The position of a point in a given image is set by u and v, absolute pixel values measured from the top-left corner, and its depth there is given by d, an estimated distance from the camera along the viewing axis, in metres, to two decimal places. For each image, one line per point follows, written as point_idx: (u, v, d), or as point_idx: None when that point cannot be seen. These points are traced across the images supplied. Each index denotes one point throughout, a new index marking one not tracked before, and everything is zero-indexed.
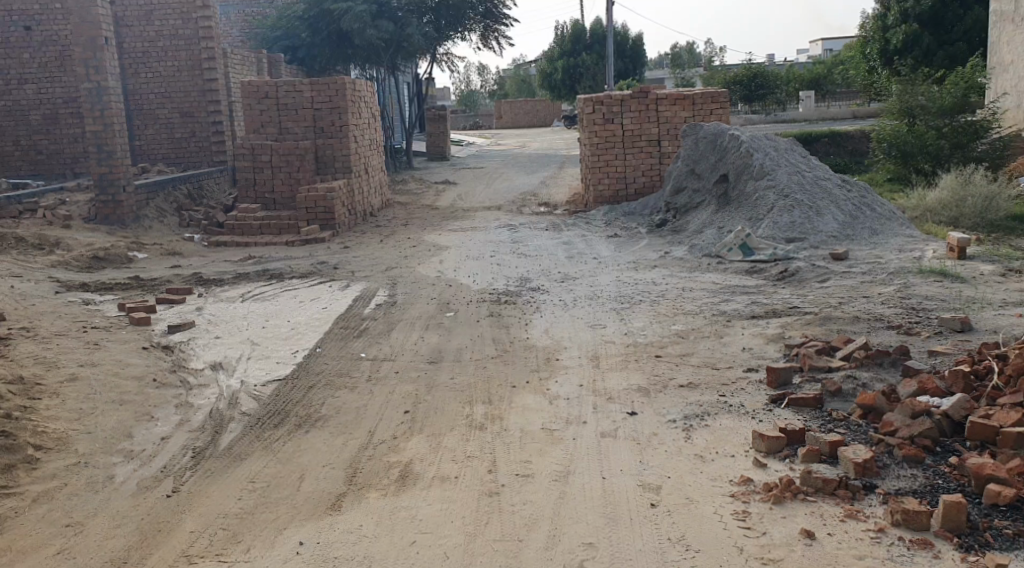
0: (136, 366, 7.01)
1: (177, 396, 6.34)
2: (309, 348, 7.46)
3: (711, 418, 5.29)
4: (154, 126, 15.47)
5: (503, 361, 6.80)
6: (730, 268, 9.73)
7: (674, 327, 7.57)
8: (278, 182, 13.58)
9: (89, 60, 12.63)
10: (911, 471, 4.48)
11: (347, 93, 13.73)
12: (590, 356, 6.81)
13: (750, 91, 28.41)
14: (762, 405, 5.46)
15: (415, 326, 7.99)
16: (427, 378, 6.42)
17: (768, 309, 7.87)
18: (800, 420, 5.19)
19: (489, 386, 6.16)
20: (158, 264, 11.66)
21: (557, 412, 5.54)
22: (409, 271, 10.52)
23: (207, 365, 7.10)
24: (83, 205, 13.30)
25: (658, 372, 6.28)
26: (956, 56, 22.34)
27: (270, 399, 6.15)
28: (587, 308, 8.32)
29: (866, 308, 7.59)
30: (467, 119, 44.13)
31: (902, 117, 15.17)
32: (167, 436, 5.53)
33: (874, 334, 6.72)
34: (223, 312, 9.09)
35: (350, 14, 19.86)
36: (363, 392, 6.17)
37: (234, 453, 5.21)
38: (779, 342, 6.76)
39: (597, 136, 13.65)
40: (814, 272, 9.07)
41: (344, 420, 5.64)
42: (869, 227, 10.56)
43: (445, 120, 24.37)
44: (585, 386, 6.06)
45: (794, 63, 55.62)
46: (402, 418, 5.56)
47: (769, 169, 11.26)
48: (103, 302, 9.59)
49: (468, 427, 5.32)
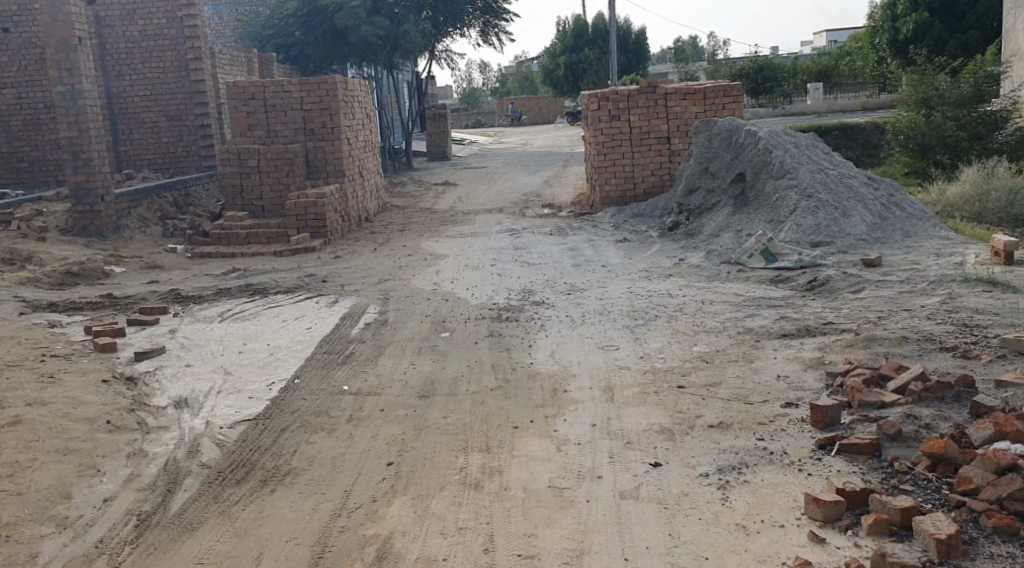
0: (91, 404, 6.20)
1: (130, 443, 5.51)
2: (287, 379, 6.63)
3: (751, 471, 4.49)
4: (141, 131, 14.66)
5: (504, 394, 5.97)
6: (752, 277, 8.87)
7: (696, 348, 6.73)
8: (267, 189, 12.76)
9: (61, 62, 11.82)
10: (1005, 548, 3.74)
11: (338, 93, 12.88)
12: (603, 387, 5.97)
13: (756, 84, 27.53)
14: (807, 452, 4.66)
15: (405, 351, 7.16)
16: (417, 417, 5.60)
17: (800, 325, 7.02)
18: (857, 474, 4.40)
19: (488, 428, 5.34)
20: (135, 279, 10.84)
21: (566, 462, 4.74)
22: (402, 283, 9.71)
23: (170, 403, 6.27)
24: (60, 215, 12.51)
25: (683, 409, 5.44)
26: (968, 44, 21.40)
27: (236, 446, 5.35)
28: (596, 327, 7.48)
29: (911, 324, 6.77)
30: (470, 118, 43.24)
31: (919, 108, 14.30)
32: (111, 496, 4.74)
33: (927, 358, 5.89)
34: (199, 334, 8.26)
35: (344, 11, 19.04)
36: (342, 438, 5.35)
37: (186, 520, 4.46)
38: (819, 369, 5.92)
39: (603, 134, 12.81)
40: (846, 280, 8.22)
41: (318, 473, 4.85)
42: (899, 228, 9.73)
43: (445, 118, 23.50)
44: (598, 427, 5.23)
45: (797, 54, 54.44)
46: (385, 472, 4.77)
47: (790, 168, 10.40)
48: (71, 324, 8.78)
49: (462, 485, 4.53)
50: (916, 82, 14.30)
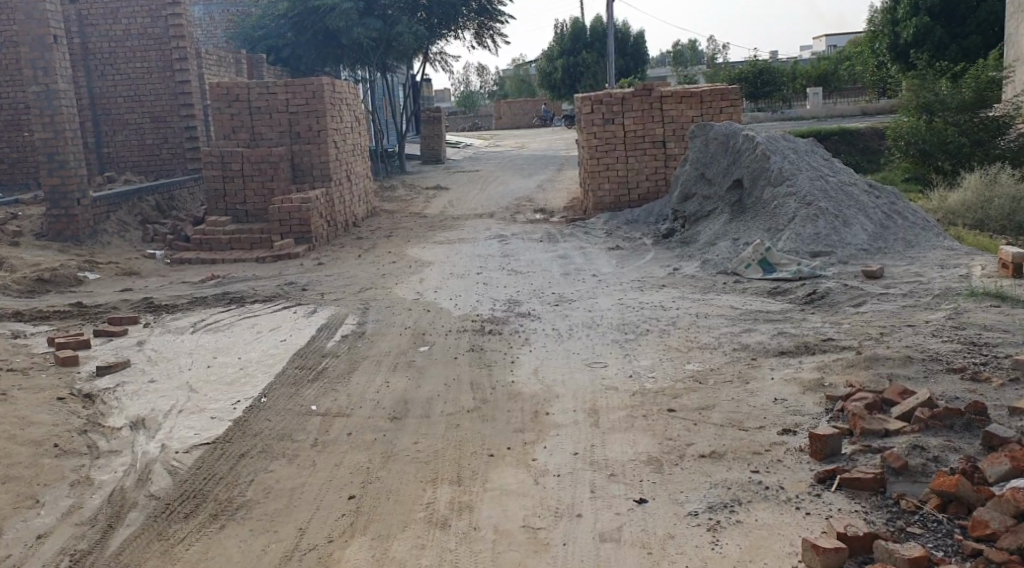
0: (41, 424, 5.80)
1: (76, 470, 5.10)
2: (253, 397, 6.23)
3: (744, 509, 4.14)
4: (124, 132, 14.23)
5: (482, 417, 5.57)
6: (749, 288, 8.48)
7: (689, 366, 6.34)
8: (250, 193, 12.36)
9: (37, 61, 11.41)
10: None
11: (325, 95, 12.48)
12: (588, 410, 5.58)
13: (755, 88, 27.16)
14: (806, 487, 4.27)
15: (380, 367, 6.75)
16: (386, 442, 5.21)
17: (799, 342, 6.63)
18: (860, 513, 4.03)
19: (461, 455, 4.96)
20: (109, 286, 10.44)
21: (543, 498, 4.39)
22: (385, 293, 9.30)
23: (127, 424, 5.87)
24: (36, 220, 12.10)
25: (672, 435, 5.05)
26: (969, 49, 21.05)
27: (189, 473, 4.97)
28: (584, 342, 7.10)
29: (916, 341, 6.38)
30: (467, 120, 42.82)
31: (919, 114, 13.94)
32: (46, 532, 4.38)
33: (934, 381, 5.50)
34: (168, 347, 7.85)
35: (335, 12, 18.56)
36: (304, 465, 4.97)
37: (124, 562, 4.13)
38: (819, 392, 5.53)
39: (596, 137, 12.43)
40: (848, 293, 7.84)
41: (272, 507, 4.49)
42: (902, 238, 9.35)
43: (439, 120, 23.09)
44: (581, 456, 4.84)
45: (796, 57, 54.05)
46: (345, 507, 4.43)
47: (789, 174, 10.02)
48: (36, 335, 8.38)
49: (427, 525, 4.23)
50: (917, 87, 13.91)
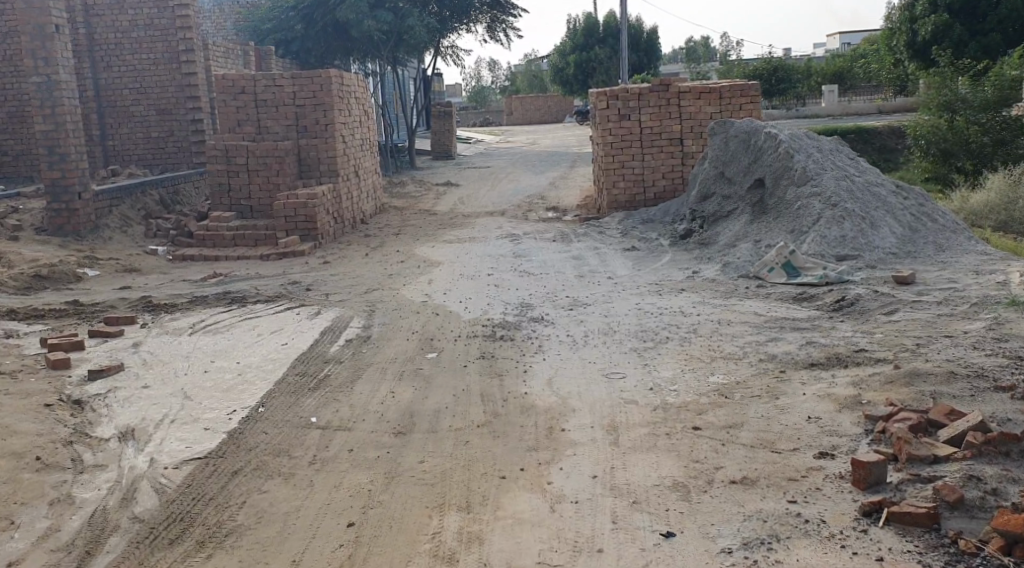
0: (24, 434, 5.45)
1: (56, 487, 4.74)
2: (250, 407, 5.85)
3: (782, 547, 3.77)
4: (129, 125, 13.88)
5: (492, 432, 5.20)
6: (774, 293, 8.07)
7: (713, 379, 5.94)
8: (254, 188, 12.00)
9: (37, 51, 11.04)
10: None
11: (333, 88, 12.08)
12: (607, 427, 5.19)
13: (770, 85, 26.66)
14: (850, 521, 3.89)
15: (385, 375, 6.38)
16: (390, 460, 4.84)
17: (829, 353, 6.22)
18: (913, 553, 3.66)
19: (469, 476, 4.58)
20: (108, 282, 10.11)
21: (559, 530, 4.03)
22: (391, 294, 8.92)
23: (115, 434, 5.50)
24: (36, 214, 11.76)
25: (700, 457, 4.65)
26: (989, 46, 20.55)
27: (178, 490, 4.62)
28: (601, 350, 6.71)
29: (956, 354, 5.96)
30: (479, 115, 42.40)
31: (941, 112, 13.46)
32: (18, 559, 4.08)
33: (981, 400, 5.10)
34: (164, 350, 7.48)
35: (346, 5, 18.17)
36: (299, 485, 4.62)
37: None
38: (857, 410, 5.13)
39: (611, 134, 12.01)
40: (878, 300, 7.42)
41: (264, 536, 4.16)
42: (932, 242, 8.92)
43: (450, 115, 22.68)
44: (600, 480, 4.46)
45: (809, 56, 53.46)
46: (342, 537, 4.10)
47: (813, 173, 9.58)
48: (29, 335, 8.03)
49: (432, 559, 3.89)
50: (938, 84, 13.43)
